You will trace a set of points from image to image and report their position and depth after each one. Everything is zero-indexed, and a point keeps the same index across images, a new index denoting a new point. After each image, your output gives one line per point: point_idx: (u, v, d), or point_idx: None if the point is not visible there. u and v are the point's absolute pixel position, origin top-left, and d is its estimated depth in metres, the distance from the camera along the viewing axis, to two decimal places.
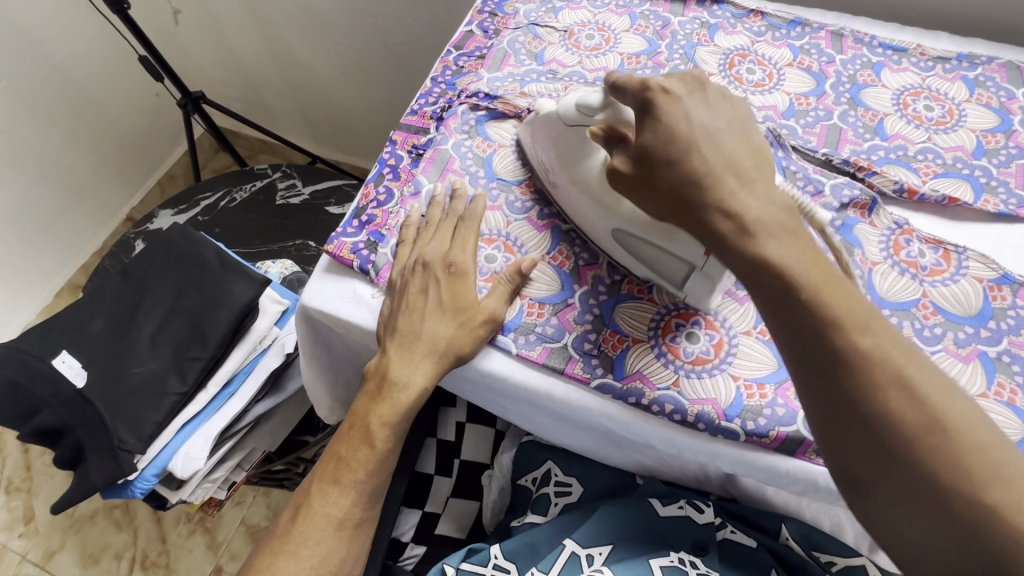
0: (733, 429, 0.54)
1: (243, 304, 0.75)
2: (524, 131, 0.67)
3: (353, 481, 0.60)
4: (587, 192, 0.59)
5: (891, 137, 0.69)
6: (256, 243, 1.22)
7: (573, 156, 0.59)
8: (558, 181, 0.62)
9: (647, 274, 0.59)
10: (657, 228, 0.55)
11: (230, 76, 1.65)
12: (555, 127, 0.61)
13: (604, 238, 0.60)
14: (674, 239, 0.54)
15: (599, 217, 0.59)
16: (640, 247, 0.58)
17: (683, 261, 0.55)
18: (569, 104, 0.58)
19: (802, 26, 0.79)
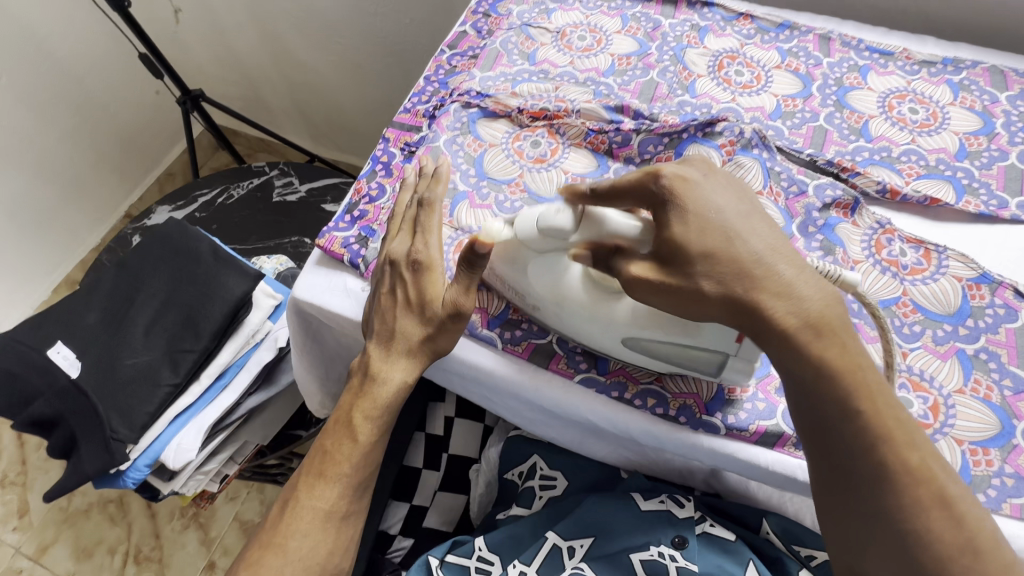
0: (714, 423, 0.55)
1: (236, 298, 0.76)
2: (484, 274, 0.60)
3: (338, 474, 0.60)
4: (576, 313, 0.54)
5: (875, 138, 0.71)
6: (252, 239, 1.24)
7: (546, 280, 0.55)
8: (536, 303, 0.57)
9: (670, 368, 0.55)
10: (677, 325, 0.51)
11: (229, 75, 1.66)
12: (515, 252, 0.55)
13: (614, 347, 0.55)
14: (700, 333, 0.51)
15: (606, 333, 0.54)
16: (659, 350, 0.53)
17: (713, 352, 0.52)
18: (527, 225, 0.53)
19: (790, 29, 0.80)
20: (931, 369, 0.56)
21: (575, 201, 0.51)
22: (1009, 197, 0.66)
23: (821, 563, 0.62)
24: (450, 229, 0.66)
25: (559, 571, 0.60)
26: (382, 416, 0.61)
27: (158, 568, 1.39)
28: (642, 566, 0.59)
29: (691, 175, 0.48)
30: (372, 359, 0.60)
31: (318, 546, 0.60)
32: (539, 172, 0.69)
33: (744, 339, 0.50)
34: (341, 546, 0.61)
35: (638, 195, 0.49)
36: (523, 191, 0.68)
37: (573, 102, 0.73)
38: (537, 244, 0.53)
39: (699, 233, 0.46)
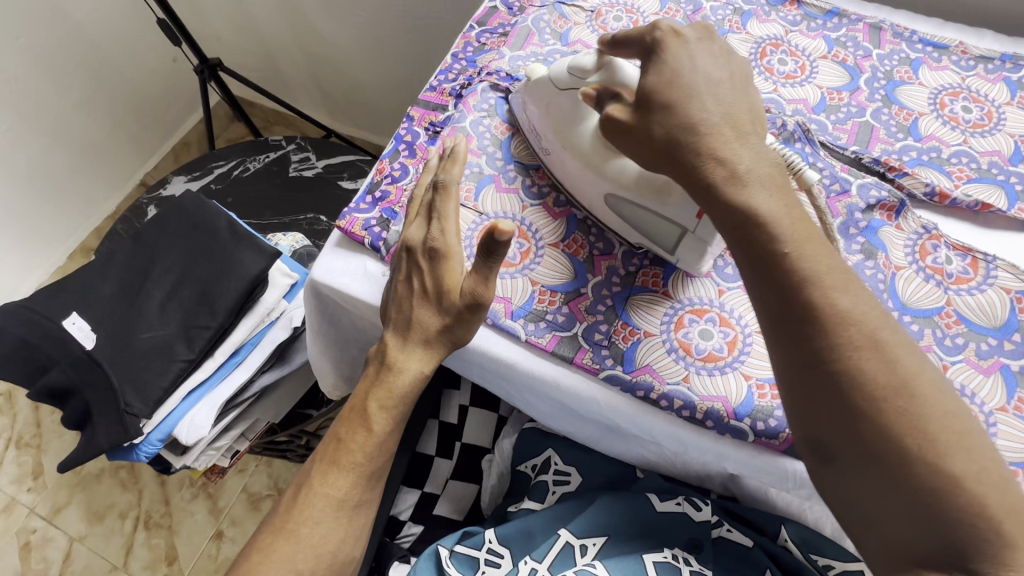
0: (742, 429, 0.53)
1: (253, 275, 0.75)
2: (516, 100, 0.66)
3: (352, 463, 0.60)
4: (577, 159, 0.58)
5: (924, 138, 0.67)
6: (268, 214, 1.22)
7: (561, 123, 0.59)
8: (548, 149, 0.62)
9: (637, 237, 0.60)
10: (650, 192, 0.54)
11: (248, 44, 1.63)
12: (543, 93, 0.61)
13: (599, 203, 0.60)
14: (667, 202, 0.54)
15: (592, 184, 0.59)
16: (635, 213, 0.57)
17: (674, 224, 0.55)
18: (560, 67, 0.59)
19: (839, 17, 0.76)
20: (973, 384, 0.54)
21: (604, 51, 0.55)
22: None
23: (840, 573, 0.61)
24: (469, 215, 0.63)
25: (570, 568, 0.59)
26: (398, 407, 0.60)
27: (168, 534, 1.41)
28: (654, 568, 0.58)
29: (686, 35, 0.50)
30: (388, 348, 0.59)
31: (328, 534, 0.59)
32: None
33: (705, 214, 0.53)
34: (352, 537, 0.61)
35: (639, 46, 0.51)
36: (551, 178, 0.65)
37: None
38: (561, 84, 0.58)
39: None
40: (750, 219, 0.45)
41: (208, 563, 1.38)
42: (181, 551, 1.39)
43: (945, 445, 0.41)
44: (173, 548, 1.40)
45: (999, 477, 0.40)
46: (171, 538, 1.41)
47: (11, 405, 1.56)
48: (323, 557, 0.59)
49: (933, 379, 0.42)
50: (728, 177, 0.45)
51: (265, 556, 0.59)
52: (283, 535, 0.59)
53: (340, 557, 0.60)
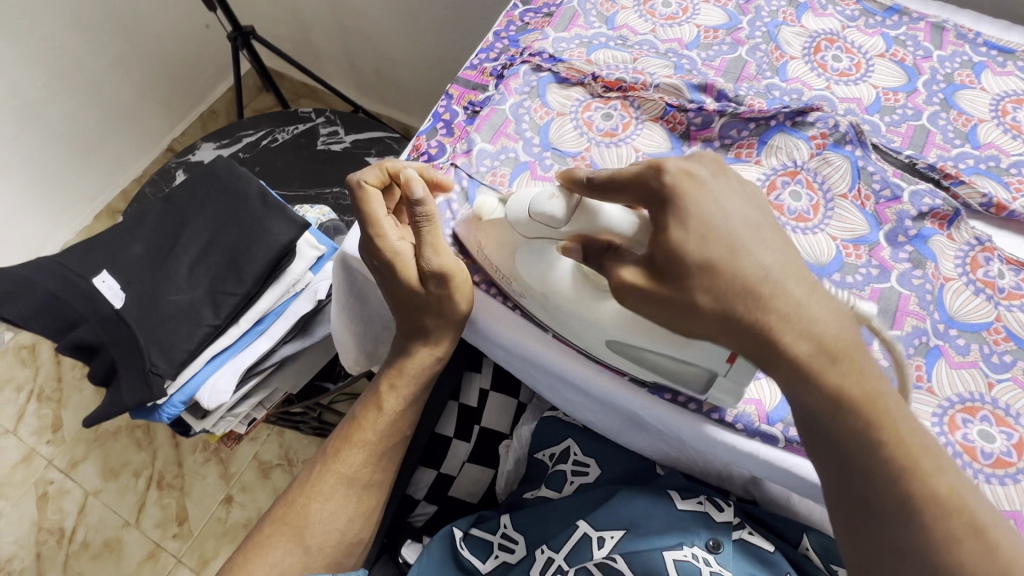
0: (774, 434, 0.52)
1: (281, 245, 0.74)
2: (466, 234, 0.59)
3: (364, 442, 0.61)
4: (559, 307, 0.53)
5: (983, 145, 0.64)
6: (294, 185, 1.22)
7: (533, 269, 0.53)
8: (522, 292, 0.56)
9: (651, 377, 0.53)
10: (664, 337, 0.49)
11: (281, 14, 1.61)
12: (504, 236, 0.55)
13: (597, 347, 0.54)
14: (688, 347, 0.48)
15: (586, 330, 0.53)
16: (643, 356, 0.52)
17: (698, 367, 0.49)
18: (521, 209, 0.52)
19: (900, 15, 0.73)
20: (1019, 404, 0.52)
21: (569, 189, 0.50)
22: None
23: None
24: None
25: (587, 560, 0.59)
26: (409, 388, 0.61)
27: (179, 495, 1.44)
28: (674, 566, 0.56)
29: (698, 172, 0.46)
30: (407, 333, 0.60)
31: (340, 511, 0.60)
32: (608, 147, 0.65)
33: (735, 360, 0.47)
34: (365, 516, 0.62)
35: (634, 190, 0.47)
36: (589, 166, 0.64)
37: (652, 74, 0.68)
38: (527, 252, 0.54)
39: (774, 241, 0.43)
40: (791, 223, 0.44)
41: (217, 526, 1.41)
42: (191, 513, 1.42)
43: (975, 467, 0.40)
44: (183, 509, 1.43)
45: None
46: (182, 499, 1.44)
47: (35, 358, 1.60)
48: (333, 532, 0.60)
49: None
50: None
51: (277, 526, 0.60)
52: (295, 507, 0.60)
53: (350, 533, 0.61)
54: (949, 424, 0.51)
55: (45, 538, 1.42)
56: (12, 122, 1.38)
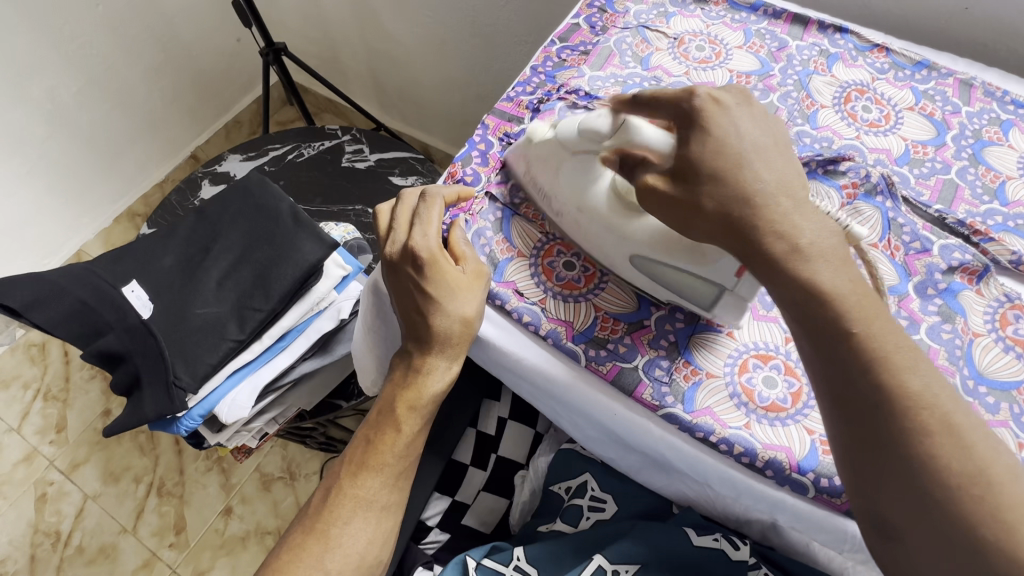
0: (804, 483, 0.51)
1: (309, 264, 0.75)
2: (513, 158, 0.64)
3: (383, 463, 0.60)
4: (594, 218, 0.58)
5: (1011, 203, 0.65)
6: (317, 201, 1.24)
7: (576, 185, 0.58)
8: (559, 211, 0.60)
9: (666, 295, 0.58)
10: (683, 252, 0.54)
11: (311, 32, 1.65)
12: (552, 154, 0.59)
13: (622, 263, 0.58)
14: (704, 260, 0.53)
15: (615, 244, 0.57)
16: (661, 270, 0.56)
17: (712, 283, 0.54)
18: (569, 127, 0.57)
19: (928, 69, 0.74)
20: None
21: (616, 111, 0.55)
22: None
23: None
24: (523, 261, 0.61)
25: None
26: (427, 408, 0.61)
27: (178, 503, 1.43)
28: None
29: (724, 100, 0.50)
30: (416, 355, 0.59)
31: (360, 536, 0.59)
32: None
33: (745, 271, 0.53)
34: (385, 540, 0.60)
35: (672, 110, 0.51)
36: None
37: None
38: (571, 171, 0.58)
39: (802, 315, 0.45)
40: (813, 275, 0.46)
41: (215, 537, 1.39)
42: (189, 522, 1.41)
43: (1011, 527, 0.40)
44: (181, 518, 1.41)
45: None
46: (181, 507, 1.42)
47: (44, 357, 1.60)
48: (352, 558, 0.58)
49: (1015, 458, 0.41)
50: (799, 231, 0.46)
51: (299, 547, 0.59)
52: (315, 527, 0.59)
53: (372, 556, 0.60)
54: None
55: (41, 541, 1.40)
56: (43, 124, 1.41)
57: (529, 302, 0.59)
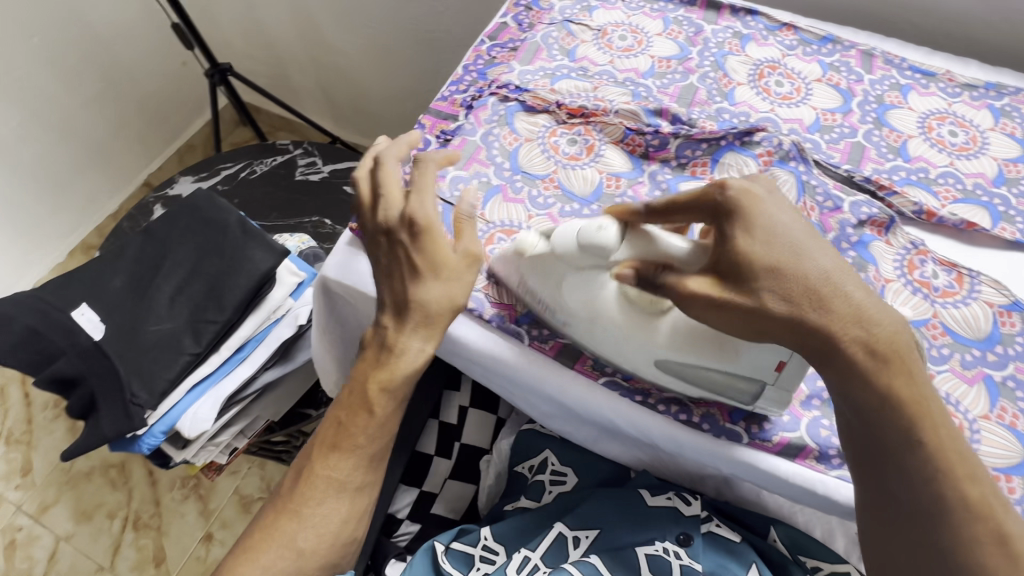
0: (736, 431, 0.55)
1: (262, 272, 0.76)
2: (498, 267, 0.60)
3: (356, 447, 0.60)
4: (611, 330, 0.54)
5: (913, 158, 0.70)
6: (272, 216, 1.24)
7: (584, 297, 0.53)
8: (567, 320, 0.56)
9: (702, 394, 0.55)
10: (710, 344, 0.51)
11: (257, 51, 1.65)
12: (551, 269, 0.54)
13: (646, 367, 0.55)
14: (737, 357, 0.50)
15: (636, 349, 0.54)
16: (692, 371, 0.53)
17: (750, 378, 0.51)
18: (567, 240, 0.52)
19: (833, 43, 0.80)
20: (959, 394, 0.56)
21: (622, 219, 0.51)
22: None
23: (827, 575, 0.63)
24: None
25: (563, 560, 0.61)
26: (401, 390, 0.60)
27: (156, 535, 1.40)
28: (646, 561, 0.59)
29: (756, 190, 0.48)
30: (385, 333, 0.59)
31: (325, 519, 0.60)
32: (575, 170, 0.69)
33: (785, 364, 0.50)
34: (352, 521, 0.62)
35: (701, 210, 0.49)
36: (556, 188, 0.68)
37: (611, 101, 0.73)
38: (574, 284, 0.54)
39: (802, 285, 0.46)
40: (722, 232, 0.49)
41: (197, 565, 1.36)
42: (168, 553, 1.38)
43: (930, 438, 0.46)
44: (161, 550, 1.38)
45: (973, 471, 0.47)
46: (160, 539, 1.39)
47: (3, 400, 1.55)
48: (320, 539, 0.60)
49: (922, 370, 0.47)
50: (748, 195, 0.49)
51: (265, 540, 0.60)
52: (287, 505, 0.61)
53: (340, 538, 0.61)
54: None
55: None
56: None
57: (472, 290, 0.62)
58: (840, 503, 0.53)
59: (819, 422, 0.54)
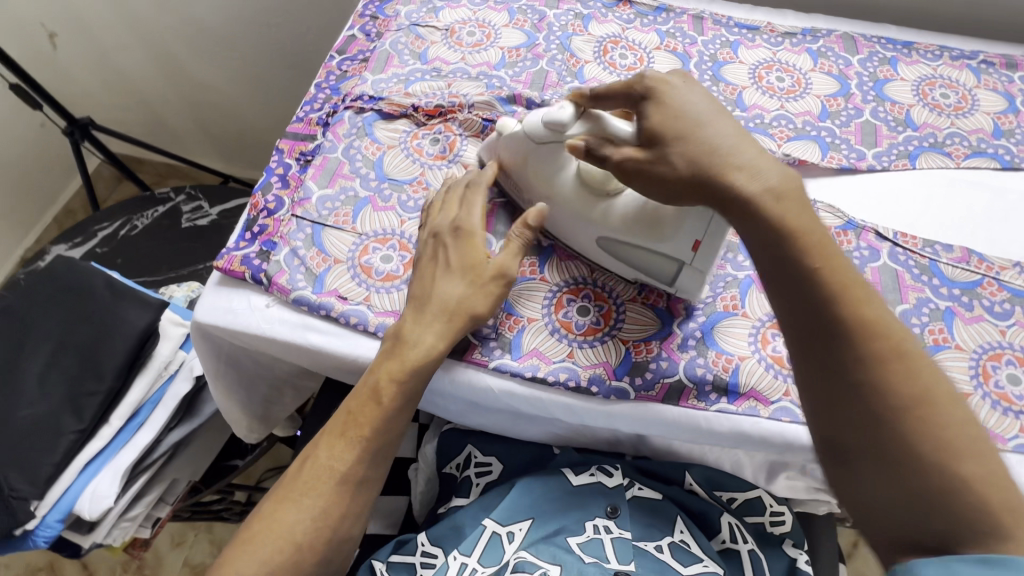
0: (623, 387, 0.57)
1: (140, 330, 0.73)
2: (486, 150, 0.67)
3: (369, 433, 0.55)
4: (564, 209, 0.59)
5: (749, 107, 0.76)
6: (164, 269, 1.17)
7: (544, 174, 0.59)
8: (532, 198, 0.62)
9: (632, 274, 0.60)
10: (643, 227, 0.56)
11: (120, 99, 1.51)
12: (518, 146, 0.61)
13: (591, 247, 0.60)
14: (666, 235, 0.55)
15: (581, 230, 0.59)
16: (625, 249, 0.58)
17: (670, 258, 0.56)
18: (533, 122, 0.59)
19: (666, 12, 0.85)
20: None
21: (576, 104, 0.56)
22: (866, 149, 0.72)
23: (742, 502, 0.66)
24: (341, 267, 0.62)
25: (500, 558, 0.58)
26: (408, 382, 0.55)
27: None
28: (579, 545, 0.58)
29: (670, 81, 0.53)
30: (404, 323, 0.57)
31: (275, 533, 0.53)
32: (440, 169, 0.70)
33: (700, 244, 0.55)
34: (315, 535, 0.54)
35: (623, 97, 0.54)
36: (425, 188, 0.68)
37: (466, 95, 0.74)
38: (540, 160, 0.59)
39: (707, 150, 0.49)
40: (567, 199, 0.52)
41: None
42: None
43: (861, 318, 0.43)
44: None
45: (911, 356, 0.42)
46: None
47: None
48: (301, 540, 0.53)
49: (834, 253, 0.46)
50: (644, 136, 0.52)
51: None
52: (283, 498, 0.55)
53: (318, 543, 0.54)
54: (761, 340, 0.59)
55: None
56: None
57: (353, 303, 0.61)
58: (723, 433, 0.56)
59: (695, 362, 0.58)
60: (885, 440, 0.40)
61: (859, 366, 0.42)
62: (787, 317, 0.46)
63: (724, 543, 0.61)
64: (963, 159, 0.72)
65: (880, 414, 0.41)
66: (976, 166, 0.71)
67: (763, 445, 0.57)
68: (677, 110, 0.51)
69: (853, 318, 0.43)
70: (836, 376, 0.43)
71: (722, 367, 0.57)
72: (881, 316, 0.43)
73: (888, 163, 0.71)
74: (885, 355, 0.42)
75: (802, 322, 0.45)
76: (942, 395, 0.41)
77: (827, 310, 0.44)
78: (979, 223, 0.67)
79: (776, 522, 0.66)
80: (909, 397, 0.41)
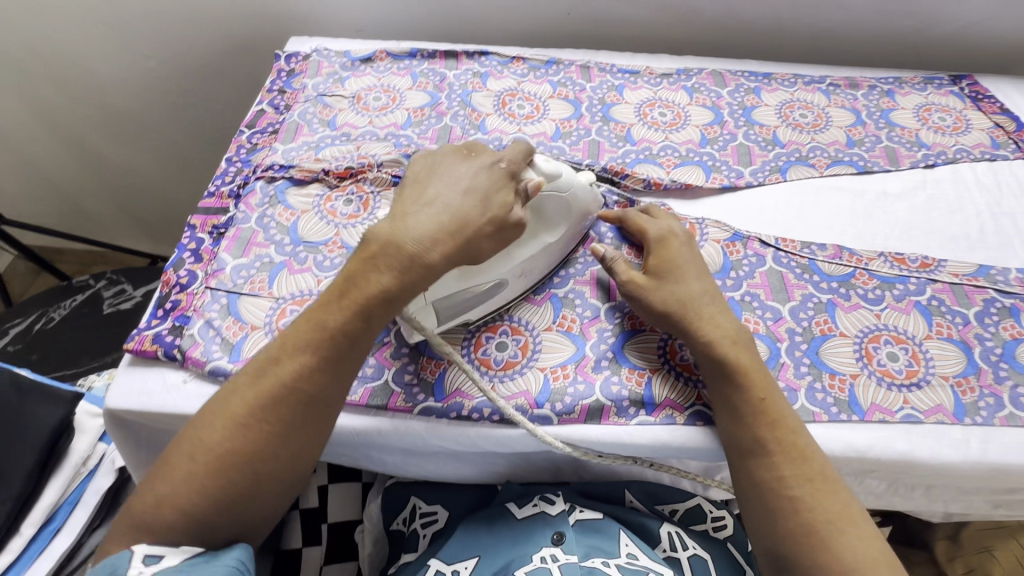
0: (545, 414, 0.59)
1: (52, 427, 0.69)
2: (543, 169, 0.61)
3: (317, 361, 0.52)
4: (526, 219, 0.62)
5: (638, 141, 0.84)
6: (85, 359, 1.11)
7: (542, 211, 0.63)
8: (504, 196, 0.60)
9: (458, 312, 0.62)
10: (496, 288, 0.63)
11: (32, 190, 1.43)
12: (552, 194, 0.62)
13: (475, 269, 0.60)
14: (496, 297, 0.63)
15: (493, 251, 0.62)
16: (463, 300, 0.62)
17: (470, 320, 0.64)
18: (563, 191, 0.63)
19: (556, 65, 0.94)
20: None
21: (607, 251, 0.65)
22: (743, 168, 0.81)
23: (684, 513, 0.68)
24: (258, 333, 0.63)
25: None
26: (365, 294, 0.53)
27: None
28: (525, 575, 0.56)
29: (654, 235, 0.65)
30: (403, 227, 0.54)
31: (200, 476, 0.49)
32: (355, 227, 0.72)
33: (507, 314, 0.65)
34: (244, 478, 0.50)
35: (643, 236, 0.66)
36: (341, 247, 0.70)
37: (375, 156, 0.78)
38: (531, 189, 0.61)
39: (674, 274, 0.62)
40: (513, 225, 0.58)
41: None
42: None
43: (775, 434, 0.55)
44: None
45: (802, 464, 0.53)
46: None
47: None
48: (251, 461, 0.50)
49: (749, 370, 0.57)
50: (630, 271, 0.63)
51: (160, 506, 0.48)
52: (222, 417, 0.50)
53: None
54: (670, 352, 0.63)
55: None
56: None
57: None
58: (645, 445, 0.59)
59: (610, 380, 0.61)
60: (828, 537, 0.50)
61: (786, 473, 0.53)
62: (738, 435, 0.56)
63: (665, 552, 0.62)
64: (826, 168, 0.81)
65: (793, 511, 0.52)
66: (837, 173, 0.81)
67: (682, 452, 0.60)
68: (666, 253, 0.64)
69: (768, 430, 0.55)
70: (759, 490, 0.54)
71: (635, 382, 0.61)
72: (778, 426, 0.55)
73: (763, 178, 0.80)
74: (795, 455, 0.54)
75: (740, 434, 0.56)
76: (816, 511, 0.51)
77: (759, 428, 0.55)
78: (846, 223, 0.76)
79: (718, 526, 0.67)
80: (822, 510, 0.51)
